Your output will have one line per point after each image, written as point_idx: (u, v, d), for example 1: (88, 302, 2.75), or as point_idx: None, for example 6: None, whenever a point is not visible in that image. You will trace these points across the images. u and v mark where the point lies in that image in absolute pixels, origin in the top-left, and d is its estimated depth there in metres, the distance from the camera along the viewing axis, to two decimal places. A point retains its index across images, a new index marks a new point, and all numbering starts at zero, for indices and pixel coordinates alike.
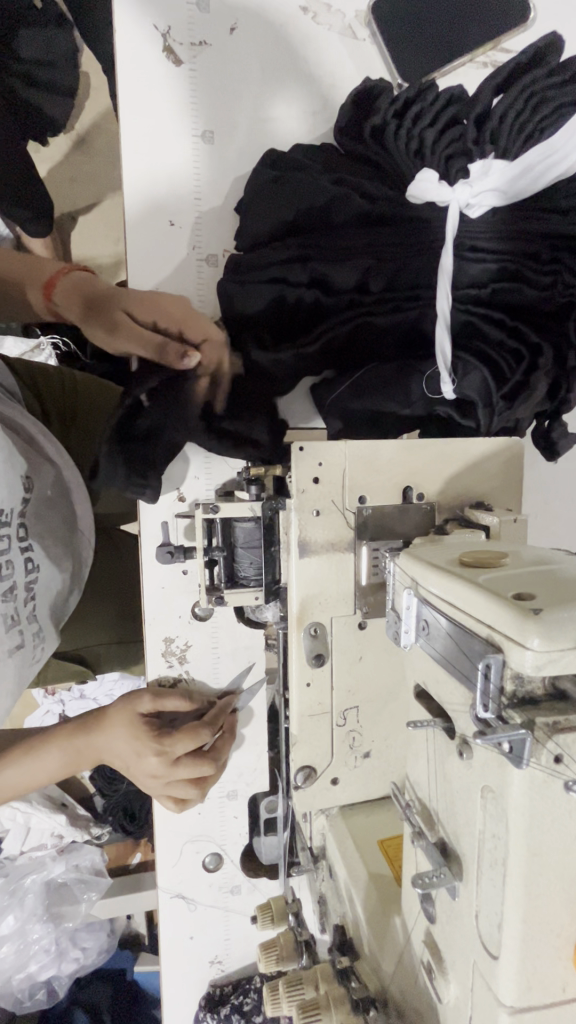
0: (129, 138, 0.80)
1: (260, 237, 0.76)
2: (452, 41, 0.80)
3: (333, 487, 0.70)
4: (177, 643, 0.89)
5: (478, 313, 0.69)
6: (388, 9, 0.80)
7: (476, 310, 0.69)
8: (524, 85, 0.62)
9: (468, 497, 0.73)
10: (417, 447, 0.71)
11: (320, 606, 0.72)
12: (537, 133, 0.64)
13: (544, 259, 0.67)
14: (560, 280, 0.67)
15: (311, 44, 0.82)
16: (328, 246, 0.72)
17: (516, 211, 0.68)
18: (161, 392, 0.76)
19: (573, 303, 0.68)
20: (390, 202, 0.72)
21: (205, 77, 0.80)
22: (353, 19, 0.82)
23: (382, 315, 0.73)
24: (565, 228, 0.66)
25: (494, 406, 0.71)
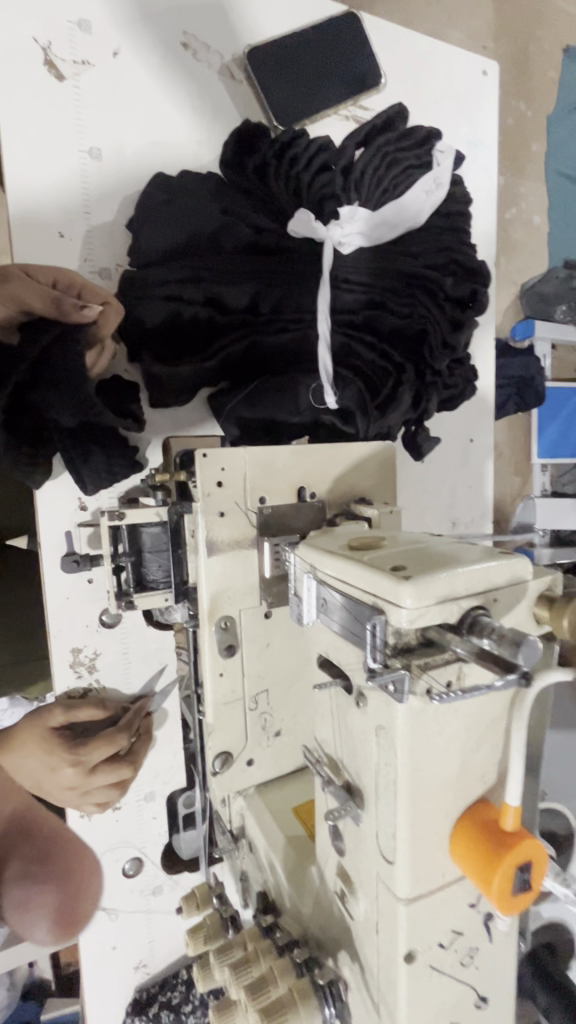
0: (11, 145, 0.80)
1: (155, 256, 0.80)
2: (319, 93, 0.89)
3: (236, 489, 0.76)
4: (85, 652, 0.88)
5: (353, 335, 0.80)
6: (262, 57, 0.88)
7: (352, 332, 0.80)
8: (380, 146, 0.78)
9: (353, 495, 0.83)
10: (308, 451, 0.81)
11: (229, 600, 0.78)
12: (392, 186, 0.79)
13: (402, 293, 0.80)
14: (416, 310, 0.81)
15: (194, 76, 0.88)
16: (219, 269, 0.79)
17: (381, 251, 0.80)
18: (54, 351, 0.69)
19: (426, 330, 0.81)
20: (273, 233, 0.80)
21: (90, 94, 0.82)
22: (232, 59, 0.90)
23: (270, 336, 0.81)
24: (417, 269, 0.80)
25: (370, 414, 0.82)
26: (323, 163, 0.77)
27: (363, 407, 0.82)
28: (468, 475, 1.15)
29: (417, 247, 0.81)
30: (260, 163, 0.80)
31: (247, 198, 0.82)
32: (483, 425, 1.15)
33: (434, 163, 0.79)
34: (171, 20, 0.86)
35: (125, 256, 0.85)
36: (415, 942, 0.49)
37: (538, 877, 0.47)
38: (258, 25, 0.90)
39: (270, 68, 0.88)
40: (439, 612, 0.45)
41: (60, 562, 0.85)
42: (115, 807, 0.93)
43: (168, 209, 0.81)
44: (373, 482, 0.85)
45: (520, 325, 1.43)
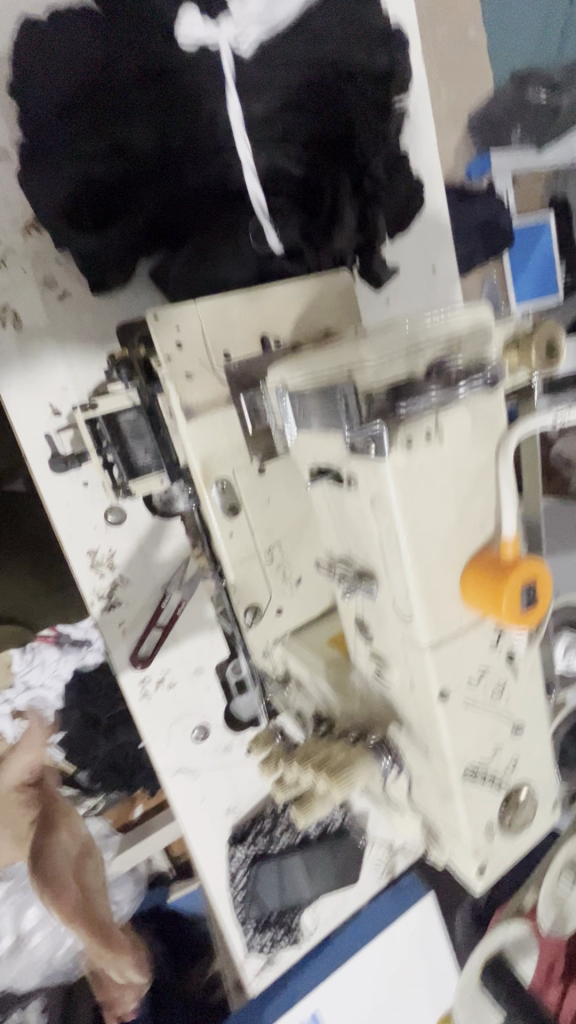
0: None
1: (45, 115, 0.73)
2: None
3: (197, 347, 0.75)
4: (102, 552, 0.92)
5: (277, 150, 0.75)
6: None
7: (275, 147, 0.74)
8: None
9: (318, 331, 0.81)
10: (262, 295, 0.78)
11: (219, 462, 0.79)
12: None
13: (315, 85, 0.74)
14: (335, 102, 0.76)
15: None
16: (117, 110, 0.72)
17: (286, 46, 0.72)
18: None
19: (352, 124, 0.77)
20: (166, 56, 0.72)
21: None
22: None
23: (190, 175, 0.76)
24: (325, 53, 0.74)
25: (312, 236, 0.80)
26: None
27: (304, 230, 0.80)
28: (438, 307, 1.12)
29: (322, 27, 0.74)
30: None
31: (125, 15, 0.72)
32: (444, 247, 1.09)
33: None
34: None
35: (18, 127, 0.77)
36: (446, 680, 0.54)
37: (543, 593, 0.51)
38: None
39: None
40: (405, 364, 0.46)
41: (50, 469, 0.86)
42: (170, 683, 1.01)
43: (43, 52, 0.72)
44: (336, 317, 0.82)
45: (476, 161, 1.24)
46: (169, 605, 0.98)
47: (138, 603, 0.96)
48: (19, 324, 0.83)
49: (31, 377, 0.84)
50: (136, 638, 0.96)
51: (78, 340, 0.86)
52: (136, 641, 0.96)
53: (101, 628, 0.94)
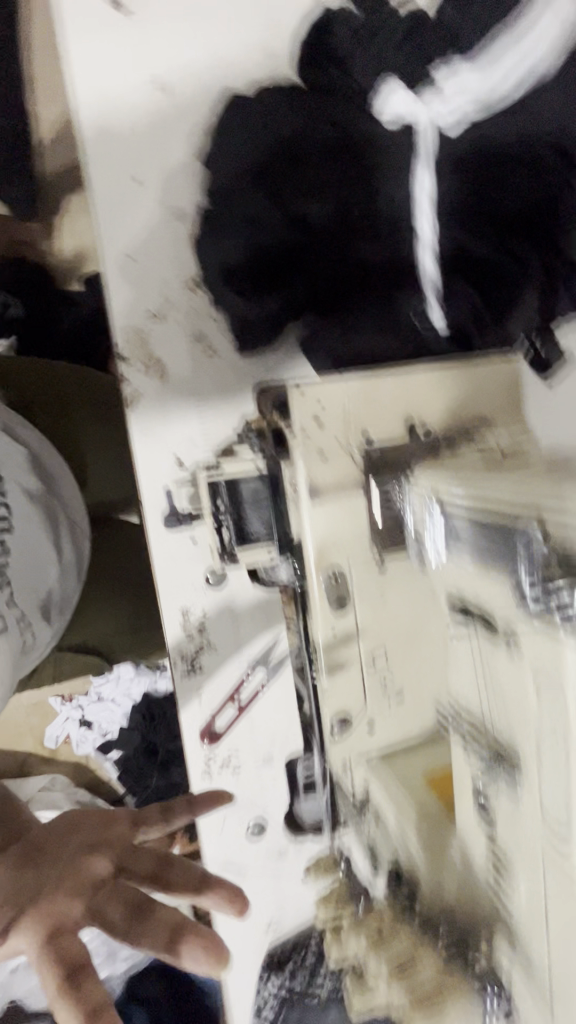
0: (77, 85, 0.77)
1: (230, 185, 0.76)
2: None
3: (336, 424, 0.69)
4: (194, 612, 0.87)
5: (461, 226, 0.68)
6: None
7: (459, 224, 0.68)
8: None
9: (471, 421, 0.73)
10: (415, 377, 0.72)
11: (336, 549, 0.72)
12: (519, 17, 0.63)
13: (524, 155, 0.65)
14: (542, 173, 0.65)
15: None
16: (300, 182, 0.72)
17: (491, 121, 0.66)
18: None
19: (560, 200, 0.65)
20: (360, 132, 0.72)
21: (151, 17, 0.77)
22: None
23: (366, 247, 0.73)
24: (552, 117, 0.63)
25: (483, 320, 0.74)
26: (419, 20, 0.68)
27: (475, 314, 0.74)
28: None
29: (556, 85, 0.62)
30: (341, 55, 0.73)
31: (326, 95, 0.73)
32: None
33: None
34: None
35: (202, 192, 0.80)
36: None
37: None
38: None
39: None
40: None
41: (162, 519, 0.84)
42: (235, 767, 0.92)
43: (241, 129, 0.75)
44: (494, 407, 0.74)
45: None
46: (250, 682, 0.91)
47: (220, 674, 0.90)
48: (165, 375, 0.83)
49: (164, 426, 0.84)
50: (210, 711, 0.90)
51: (215, 395, 0.84)
52: (209, 713, 0.90)
53: (178, 692, 0.89)
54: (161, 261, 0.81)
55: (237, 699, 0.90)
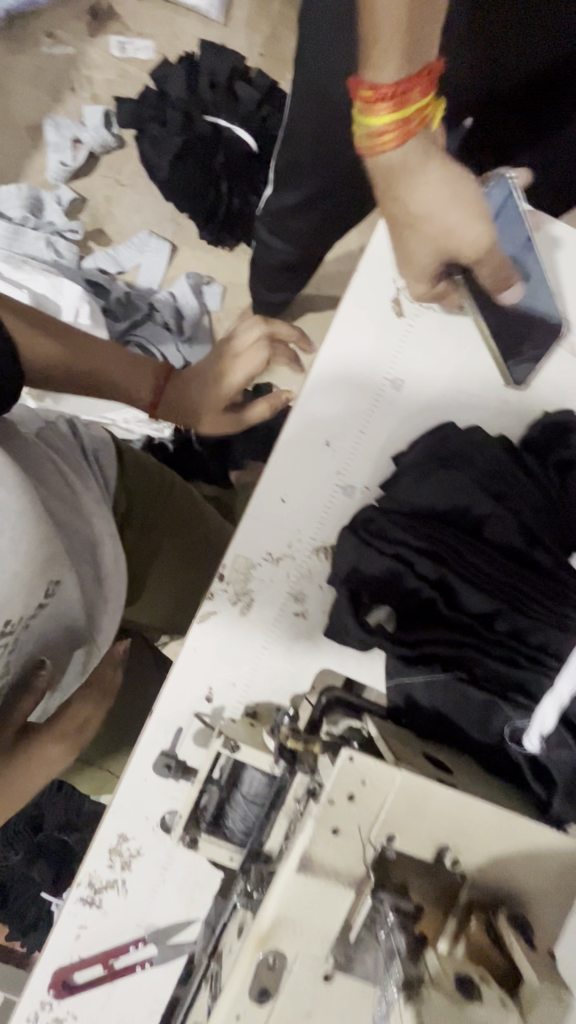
0: (326, 348, 0.81)
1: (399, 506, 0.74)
2: None
3: (366, 814, 0.61)
4: (128, 846, 0.78)
5: None
6: None
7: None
8: None
9: (505, 897, 0.62)
10: (474, 809, 0.62)
11: (291, 936, 0.61)
12: None
13: None
14: None
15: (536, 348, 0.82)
16: (466, 558, 0.69)
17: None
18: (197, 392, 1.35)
19: None
20: (546, 551, 0.69)
21: (421, 332, 0.82)
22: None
23: (494, 661, 0.68)
24: None
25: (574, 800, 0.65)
26: None
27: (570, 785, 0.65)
28: None
29: None
30: (564, 465, 0.73)
31: (532, 494, 0.72)
32: None
33: None
34: None
35: (376, 484, 0.81)
36: None
37: None
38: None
39: None
40: None
41: (159, 746, 0.79)
42: None
43: (443, 469, 0.73)
44: (540, 889, 0.62)
45: None
46: (135, 952, 0.78)
47: (110, 926, 0.78)
48: (245, 613, 0.80)
49: (217, 655, 0.80)
50: (75, 958, 0.78)
51: (278, 657, 0.81)
52: (73, 961, 0.78)
53: (59, 919, 0.78)
54: (305, 518, 0.81)
55: (109, 962, 0.78)
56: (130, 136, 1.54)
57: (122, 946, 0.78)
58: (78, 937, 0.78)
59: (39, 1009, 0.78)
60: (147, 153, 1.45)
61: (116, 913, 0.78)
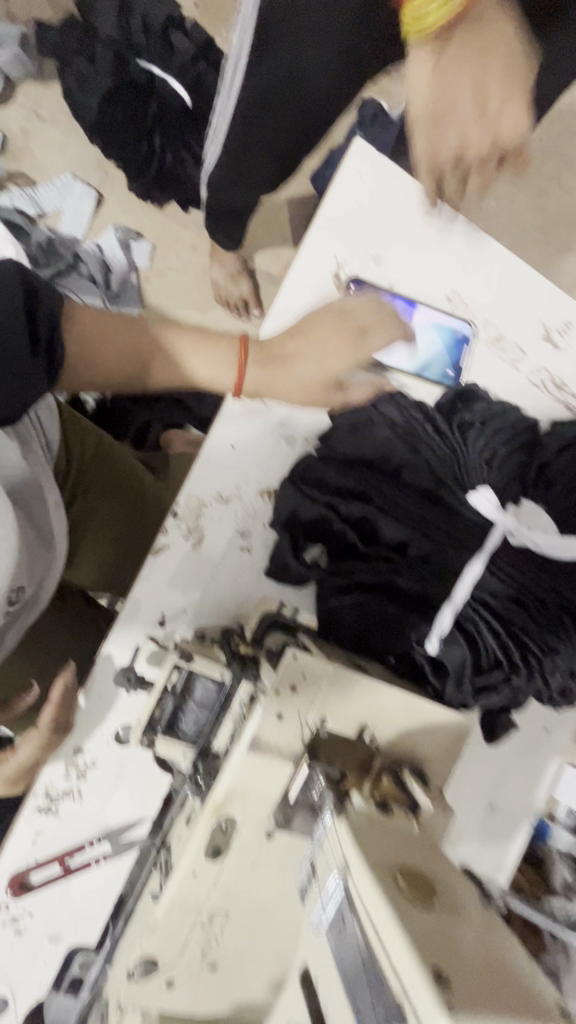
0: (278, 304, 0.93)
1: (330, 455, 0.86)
2: (524, 391, 1.02)
3: (304, 701, 0.75)
4: (84, 758, 0.86)
5: (483, 621, 0.78)
6: (496, 346, 1.01)
7: (482, 618, 0.78)
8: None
9: (408, 759, 0.79)
10: (387, 694, 0.78)
11: (240, 804, 0.74)
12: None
13: (549, 608, 0.78)
14: (553, 628, 0.78)
15: (434, 330, 0.98)
16: (387, 496, 0.82)
17: (525, 555, 0.78)
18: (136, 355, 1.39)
19: (554, 651, 0.78)
20: (450, 492, 0.82)
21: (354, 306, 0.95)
22: (483, 329, 1.01)
23: (406, 580, 0.81)
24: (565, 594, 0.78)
25: (463, 685, 0.81)
26: (524, 448, 0.86)
27: (460, 675, 0.80)
28: (528, 764, 1.09)
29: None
30: (464, 424, 0.89)
31: (441, 446, 0.86)
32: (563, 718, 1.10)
33: None
34: (444, 281, 0.99)
35: (313, 436, 0.93)
36: None
37: None
38: (517, 314, 1.02)
39: (491, 359, 1.01)
40: None
41: (115, 666, 0.86)
42: (18, 928, 0.85)
43: (367, 428, 0.87)
44: (435, 752, 0.80)
45: None
46: (89, 852, 0.86)
47: (66, 829, 0.86)
48: (197, 547, 0.89)
49: (169, 585, 0.89)
50: (32, 861, 0.85)
51: (224, 586, 0.91)
52: (30, 864, 0.84)
53: (16, 830, 0.84)
54: (252, 464, 0.91)
55: (65, 861, 0.85)
56: (52, 64, 1.47)
57: (78, 848, 0.86)
58: (35, 842, 0.85)
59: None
60: (74, 86, 1.39)
61: (70, 818, 0.86)
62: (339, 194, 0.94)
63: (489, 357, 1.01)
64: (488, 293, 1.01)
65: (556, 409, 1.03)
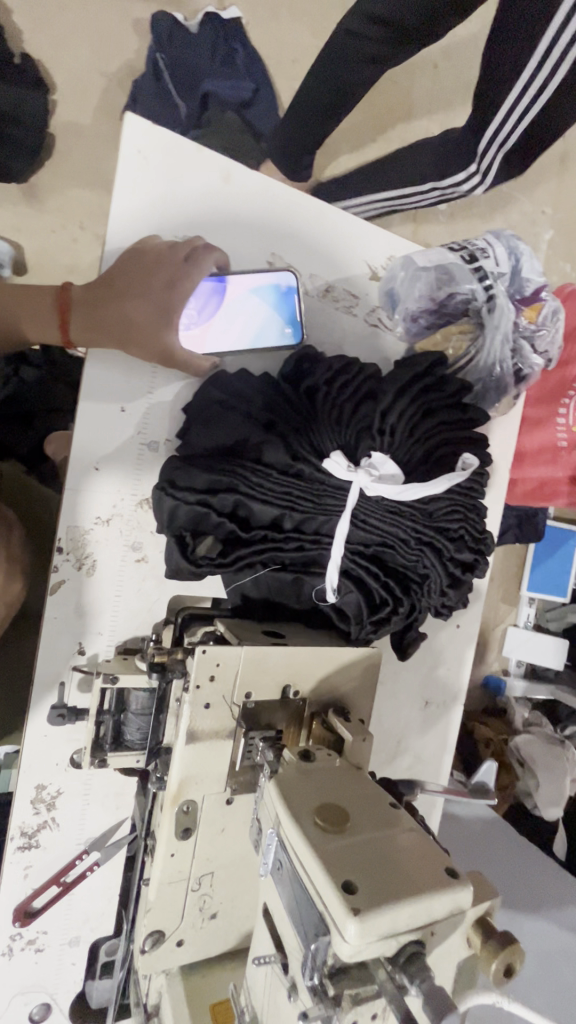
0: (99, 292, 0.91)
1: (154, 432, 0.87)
2: (367, 335, 1.06)
3: (225, 685, 0.82)
4: (48, 791, 0.91)
5: (362, 567, 0.87)
6: (328, 298, 1.04)
7: (361, 564, 0.87)
8: (416, 393, 0.91)
9: (332, 699, 0.90)
10: (299, 654, 0.87)
11: (195, 786, 0.82)
12: (425, 448, 0.90)
13: (413, 543, 0.86)
14: (422, 557, 0.86)
15: (255, 297, 0.94)
16: (252, 480, 0.86)
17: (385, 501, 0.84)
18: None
19: (428, 575, 0.88)
20: (309, 459, 0.87)
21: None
22: (312, 284, 1.03)
23: (290, 549, 0.88)
24: (426, 527, 0.85)
25: (363, 623, 0.89)
26: (369, 399, 0.91)
27: (358, 617, 0.90)
28: (448, 657, 1.26)
29: (438, 508, 0.86)
30: (311, 388, 0.93)
31: (291, 416, 0.90)
32: (469, 611, 1.27)
33: (464, 412, 0.93)
34: (262, 245, 0.98)
35: (175, 435, 0.94)
36: None
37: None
38: (340, 261, 1.04)
39: (327, 311, 1.04)
40: (384, 945, 0.49)
41: (50, 702, 0.90)
42: (37, 947, 0.93)
43: (220, 417, 0.89)
44: (353, 685, 0.92)
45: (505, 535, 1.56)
46: (81, 864, 0.94)
47: (52, 855, 0.92)
48: (92, 573, 0.91)
49: (78, 614, 0.91)
50: (30, 890, 0.91)
51: (131, 599, 0.94)
52: (28, 893, 0.91)
53: (4, 871, 0.90)
54: (122, 478, 0.92)
55: (61, 880, 0.93)
56: None
57: (70, 865, 0.93)
58: (27, 875, 0.91)
59: (9, 941, 0.91)
60: None
61: (54, 843, 0.92)
62: (129, 180, 0.89)
63: (325, 312, 1.04)
64: (308, 247, 1.02)
65: (398, 346, 1.08)
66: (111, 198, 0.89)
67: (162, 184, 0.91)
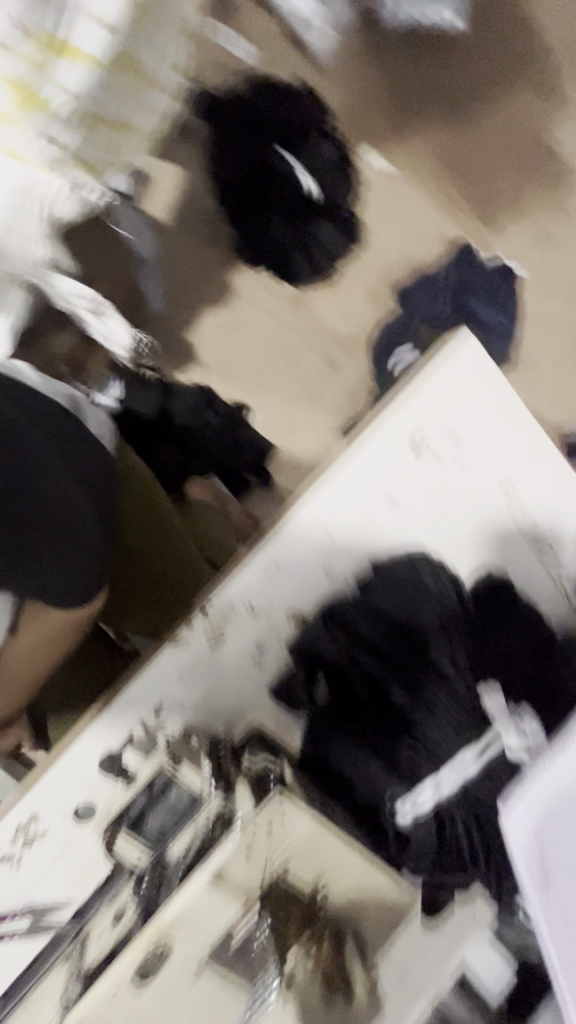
0: (361, 432, 0.99)
1: (58, 508, 0.81)
2: (557, 597, 1.01)
3: (277, 847, 0.78)
4: (36, 829, 0.85)
5: (459, 801, 0.90)
6: (541, 544, 1.01)
7: (462, 798, 0.90)
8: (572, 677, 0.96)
9: (351, 925, 0.81)
10: (352, 859, 0.81)
11: (185, 931, 0.75)
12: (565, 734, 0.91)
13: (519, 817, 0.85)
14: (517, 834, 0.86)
15: None
16: (407, 668, 0.93)
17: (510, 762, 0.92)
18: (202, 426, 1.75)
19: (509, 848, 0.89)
20: (463, 678, 0.93)
21: (421, 474, 1.00)
22: (533, 524, 1.01)
23: (403, 744, 0.87)
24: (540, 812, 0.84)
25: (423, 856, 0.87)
26: (535, 658, 0.96)
27: (424, 846, 0.87)
28: None
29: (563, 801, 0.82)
30: (491, 619, 0.96)
31: (463, 634, 0.96)
32: None
33: None
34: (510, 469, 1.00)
35: (351, 578, 0.96)
36: None
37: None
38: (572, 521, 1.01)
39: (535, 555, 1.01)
40: None
41: (102, 746, 0.86)
42: None
43: (403, 598, 0.94)
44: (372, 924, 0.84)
45: None
46: (7, 924, 0.84)
47: None
48: (214, 650, 0.91)
49: (179, 678, 0.90)
50: None
51: (225, 693, 0.92)
52: None
53: None
54: (287, 587, 0.94)
55: None
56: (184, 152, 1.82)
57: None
58: None
59: None
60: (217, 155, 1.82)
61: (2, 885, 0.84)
62: (435, 375, 0.99)
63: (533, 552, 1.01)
64: (545, 490, 1.01)
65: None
66: (413, 374, 0.99)
67: (460, 384, 0.99)
